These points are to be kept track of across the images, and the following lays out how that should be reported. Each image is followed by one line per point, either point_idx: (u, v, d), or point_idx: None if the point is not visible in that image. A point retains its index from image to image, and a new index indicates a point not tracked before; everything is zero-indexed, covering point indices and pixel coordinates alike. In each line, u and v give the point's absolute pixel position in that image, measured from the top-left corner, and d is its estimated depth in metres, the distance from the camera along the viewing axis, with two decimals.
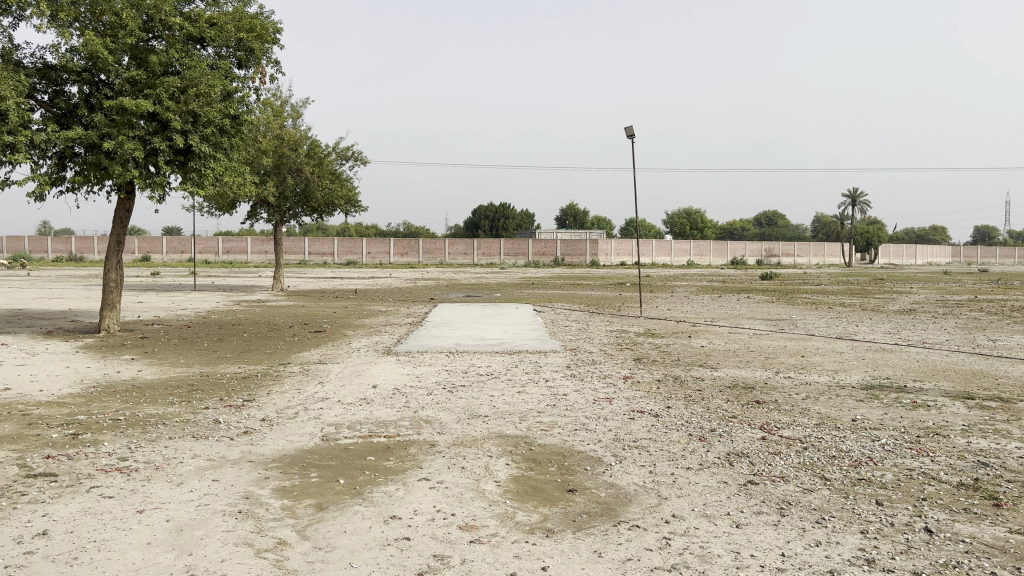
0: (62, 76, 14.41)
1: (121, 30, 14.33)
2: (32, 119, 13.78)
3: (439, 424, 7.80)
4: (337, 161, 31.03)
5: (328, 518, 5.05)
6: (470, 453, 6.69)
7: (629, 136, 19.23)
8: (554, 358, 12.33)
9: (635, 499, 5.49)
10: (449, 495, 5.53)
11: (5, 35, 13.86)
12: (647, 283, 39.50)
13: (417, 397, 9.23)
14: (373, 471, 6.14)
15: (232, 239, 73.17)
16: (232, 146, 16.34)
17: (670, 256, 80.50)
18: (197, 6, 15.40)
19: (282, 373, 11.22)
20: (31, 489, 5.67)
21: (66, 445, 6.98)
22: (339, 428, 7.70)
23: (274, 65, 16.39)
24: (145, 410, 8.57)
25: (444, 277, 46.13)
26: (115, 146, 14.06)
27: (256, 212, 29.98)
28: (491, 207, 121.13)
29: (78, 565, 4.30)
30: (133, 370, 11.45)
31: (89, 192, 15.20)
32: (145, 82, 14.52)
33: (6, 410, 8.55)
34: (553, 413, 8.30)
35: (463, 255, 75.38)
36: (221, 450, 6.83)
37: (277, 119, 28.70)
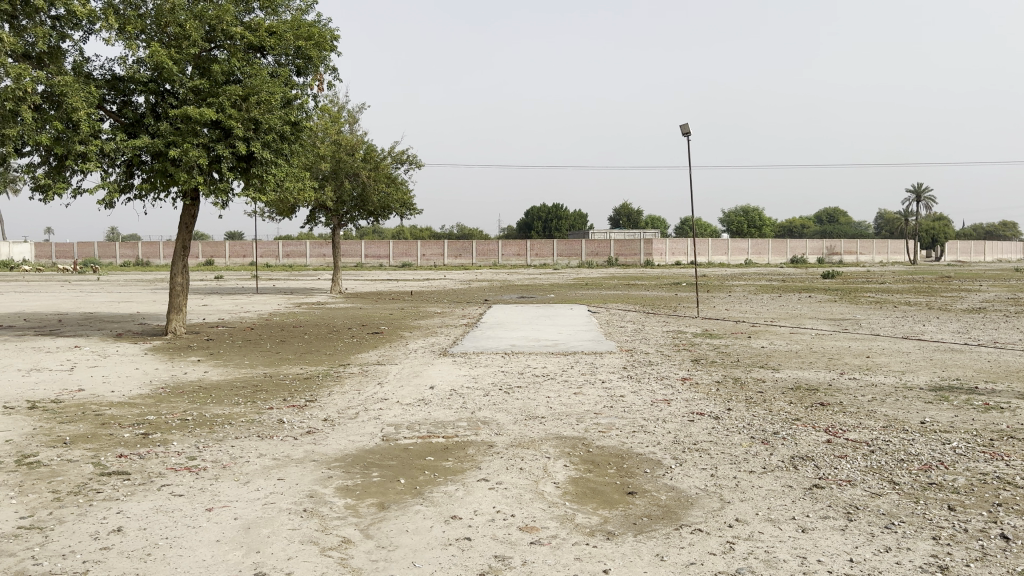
0: (129, 87, 14.91)
1: (185, 41, 14.74)
2: (102, 129, 14.28)
3: (496, 425, 7.83)
4: (393, 165, 31.42)
5: (390, 517, 5.11)
6: (529, 454, 6.69)
7: (684, 134, 18.96)
8: (610, 359, 12.27)
9: (697, 503, 5.41)
10: (508, 495, 5.55)
11: (76, 48, 14.40)
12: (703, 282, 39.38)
13: (474, 398, 9.27)
14: (433, 471, 6.20)
15: (292, 243, 74.80)
16: (293, 152, 16.68)
17: (726, 256, 79.45)
18: (258, 15, 15.74)
19: (342, 373, 11.43)
20: (105, 487, 5.87)
21: (137, 444, 7.22)
22: (398, 428, 7.78)
23: (331, 71, 16.67)
24: (212, 410, 8.79)
25: (499, 278, 46.40)
26: (180, 154, 14.50)
27: (314, 216, 30.55)
28: (544, 207, 120.98)
29: (151, 561, 4.44)
30: (200, 371, 11.80)
31: (156, 199, 15.69)
32: (208, 91, 14.91)
33: (81, 410, 8.89)
34: (610, 414, 8.24)
35: (516, 256, 75.56)
36: (284, 450, 6.97)
37: (335, 124, 29.23)
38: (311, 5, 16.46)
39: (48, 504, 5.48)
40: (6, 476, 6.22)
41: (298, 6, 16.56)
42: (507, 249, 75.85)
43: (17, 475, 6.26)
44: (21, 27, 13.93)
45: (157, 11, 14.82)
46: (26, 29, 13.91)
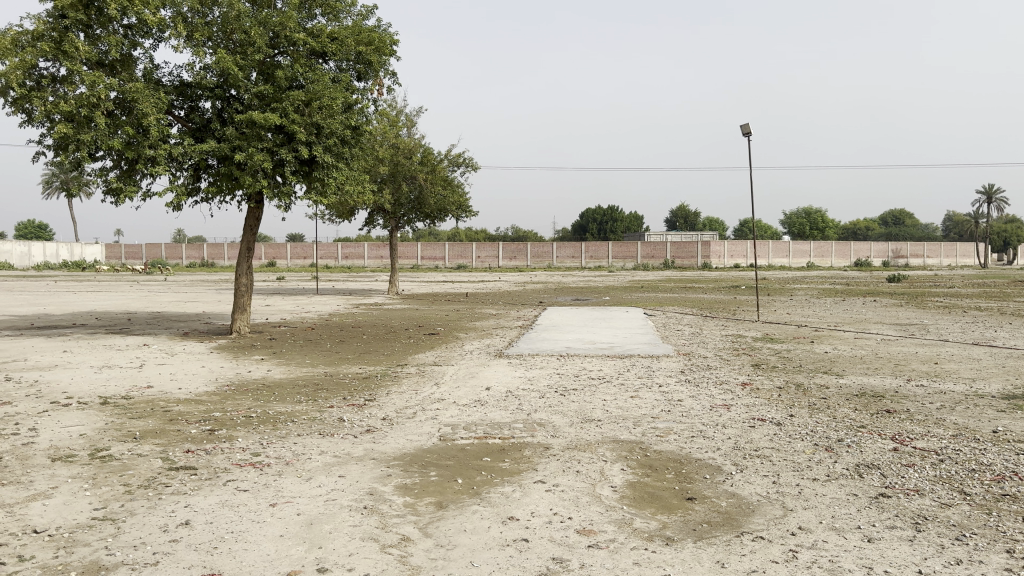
0: (196, 93, 15.37)
1: (250, 48, 15.12)
2: (170, 134, 14.74)
3: (552, 427, 7.82)
4: (449, 168, 31.68)
5: (448, 516, 5.16)
6: (585, 457, 6.67)
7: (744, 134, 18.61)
8: (667, 363, 12.13)
9: (759, 510, 5.32)
10: (566, 498, 5.53)
11: (146, 56, 14.91)
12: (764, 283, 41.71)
13: (530, 399, 9.28)
14: (490, 472, 6.22)
15: (351, 245, 76.05)
16: (353, 156, 16.98)
17: (788, 258, 77.87)
18: (320, 21, 16.04)
19: (399, 374, 11.55)
20: (173, 481, 6.06)
21: (204, 440, 7.43)
22: (455, 429, 7.84)
23: (391, 76, 16.91)
24: (274, 408, 9.00)
25: (555, 281, 46.32)
26: (246, 158, 14.89)
27: (373, 219, 31.01)
28: (599, 210, 120.30)
29: (217, 554, 4.57)
30: (263, 369, 12.07)
31: (222, 202, 16.12)
32: (272, 96, 15.25)
33: (150, 406, 9.19)
34: (668, 419, 8.16)
35: (571, 259, 75.37)
36: (345, 448, 7.09)
37: (393, 128, 29.62)
38: (371, 11, 16.69)
39: (120, 497, 5.68)
40: (81, 469, 6.47)
41: (359, 12, 16.82)
42: (562, 251, 75.73)
43: (91, 467, 6.51)
44: (95, 36, 14.47)
45: (223, 19, 15.24)
46: (100, 38, 14.45)
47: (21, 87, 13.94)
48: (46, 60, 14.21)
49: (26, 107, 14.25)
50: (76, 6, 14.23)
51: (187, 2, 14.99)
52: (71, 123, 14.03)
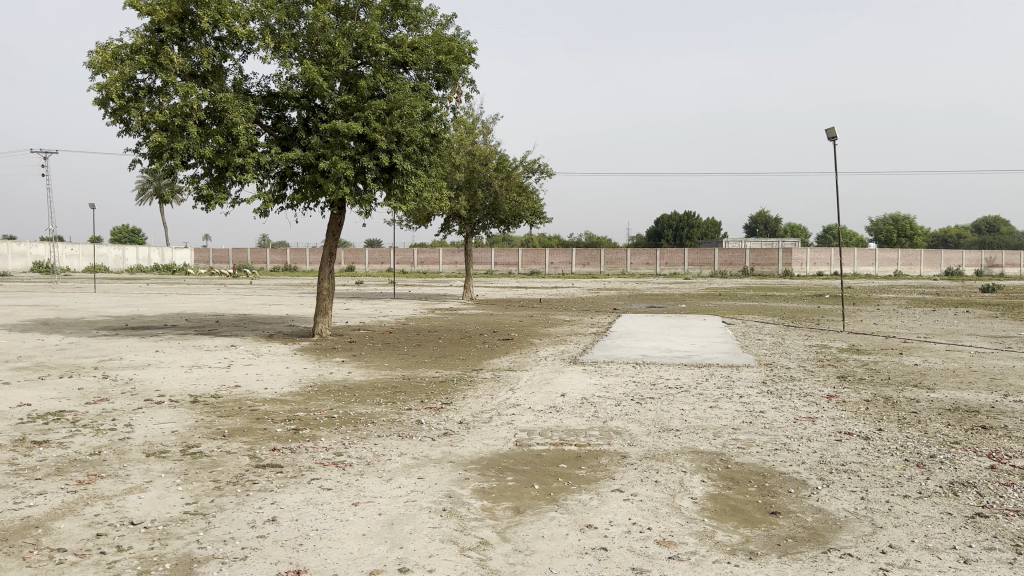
0: (283, 102, 15.90)
1: (334, 58, 15.54)
2: (258, 143, 15.28)
3: (629, 436, 7.76)
4: (524, 174, 31.83)
5: (525, 522, 5.17)
6: (664, 467, 6.59)
7: (829, 137, 18.07)
8: (748, 373, 11.86)
9: (846, 526, 5.15)
10: (645, 508, 5.48)
11: (237, 67, 15.48)
12: (853, 292, 41.49)
13: (607, 407, 9.22)
14: (567, 479, 6.21)
15: (426, 250, 77.21)
16: (432, 163, 17.25)
17: (874, 267, 75.22)
18: (401, 31, 16.38)
19: (475, 378, 11.64)
20: (260, 478, 6.27)
21: (289, 439, 7.65)
22: (531, 434, 7.86)
23: (469, 84, 17.13)
24: (355, 409, 9.20)
25: (630, 288, 46.02)
26: (329, 166, 15.30)
27: (448, 225, 31.40)
28: (675, 216, 118.59)
29: (303, 550, 4.70)
30: (344, 371, 12.38)
31: (306, 209, 16.61)
32: (355, 105, 15.62)
33: (238, 405, 9.52)
34: (750, 431, 7.98)
35: (646, 265, 74.61)
36: (423, 450, 7.19)
37: (470, 135, 29.94)
38: (451, 20, 16.96)
39: (210, 493, 5.89)
40: (174, 464, 6.75)
41: (439, 21, 17.11)
42: (636, 257, 75.05)
43: (183, 463, 6.78)
44: (189, 48, 15.09)
45: (309, 30, 15.72)
46: (193, 50, 15.06)
47: (120, 98, 14.67)
48: (143, 72, 14.91)
49: (124, 118, 14.98)
50: (171, 20, 14.87)
51: (274, 15, 15.53)
52: (166, 132, 14.68)
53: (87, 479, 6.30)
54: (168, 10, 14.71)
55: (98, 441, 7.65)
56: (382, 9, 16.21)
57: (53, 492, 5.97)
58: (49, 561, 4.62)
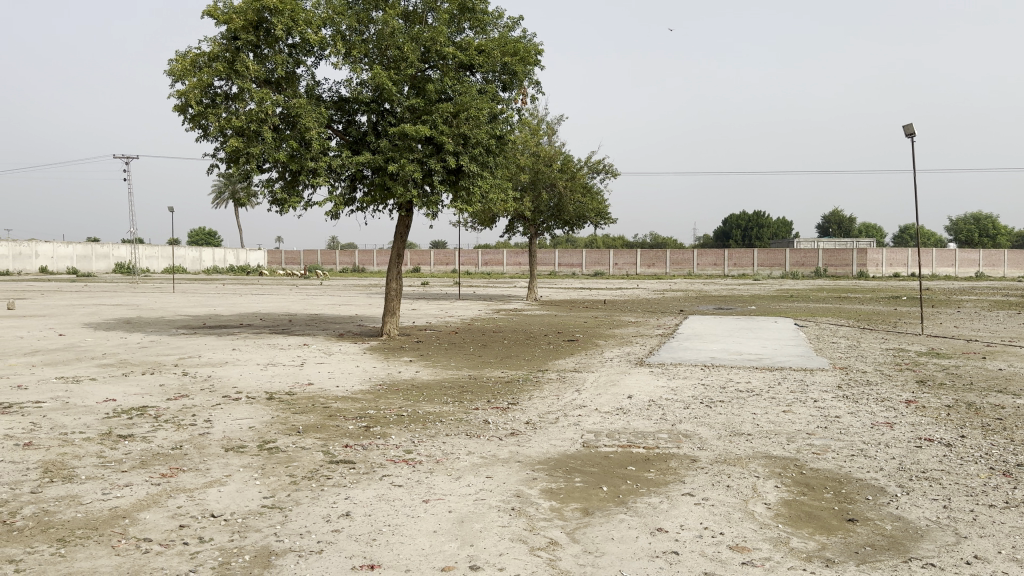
0: (353, 107, 16.23)
1: (403, 63, 15.78)
2: (330, 147, 15.62)
3: (699, 439, 7.66)
4: (589, 175, 31.72)
5: (595, 523, 5.17)
6: (736, 472, 6.49)
7: (907, 134, 17.48)
8: (822, 376, 11.57)
9: (928, 536, 4.99)
10: (717, 513, 5.41)
11: (309, 73, 15.87)
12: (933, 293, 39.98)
13: (675, 410, 9.12)
14: (635, 481, 6.18)
15: (491, 251, 77.71)
16: (498, 165, 17.36)
17: (954, 267, 72.36)
18: (468, 34, 16.53)
19: (541, 379, 11.67)
20: (334, 474, 6.42)
21: (360, 436, 7.82)
22: (598, 436, 7.84)
23: (535, 85, 17.18)
24: (424, 408, 9.34)
25: (696, 289, 45.45)
26: (398, 169, 15.55)
27: (513, 226, 31.53)
28: (743, 216, 116.28)
29: (377, 545, 4.80)
30: (412, 370, 12.56)
31: (375, 211, 16.92)
32: (423, 109, 15.84)
33: (311, 401, 9.77)
34: (825, 436, 7.79)
35: (713, 266, 73.42)
36: (491, 449, 7.25)
37: (534, 137, 30.01)
38: (517, 22, 17.03)
39: (287, 487, 6.07)
40: (251, 459, 6.98)
41: (505, 23, 17.20)
42: (703, 258, 73.94)
43: (260, 458, 7.00)
44: (263, 55, 15.52)
45: (379, 35, 16.01)
46: (268, 57, 15.49)
47: (199, 105, 15.21)
48: (220, 79, 15.43)
49: (202, 124, 15.51)
50: (247, 28, 15.31)
51: (345, 21, 15.89)
52: (242, 137, 15.15)
53: (170, 472, 6.56)
54: (244, 19, 15.16)
55: (179, 435, 7.95)
56: (449, 13, 16.39)
57: (139, 484, 6.24)
58: (137, 550, 4.84)
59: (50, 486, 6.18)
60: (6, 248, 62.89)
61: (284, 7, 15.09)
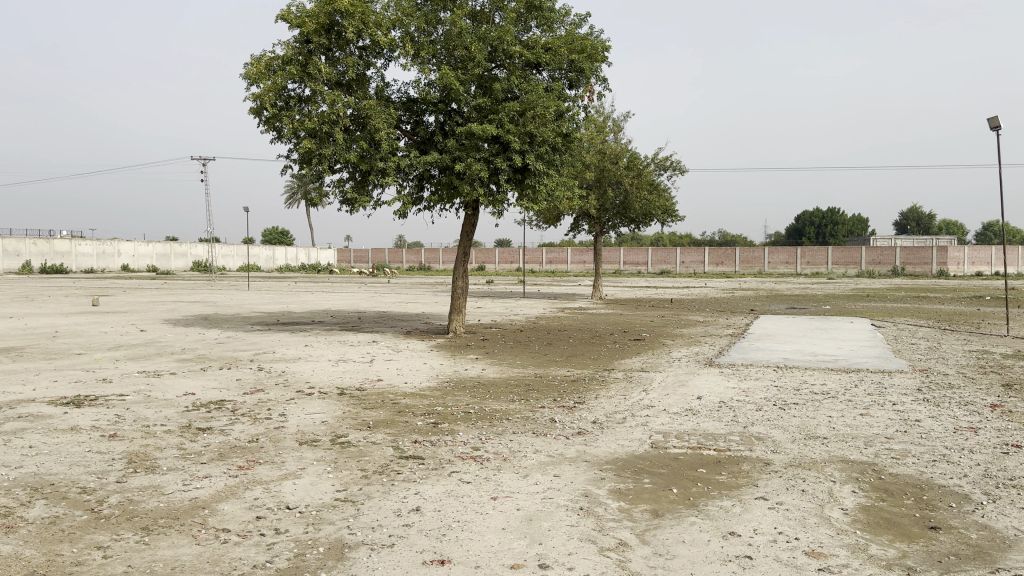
0: (422, 108, 16.43)
1: (470, 63, 15.89)
2: (398, 147, 15.86)
3: (772, 442, 7.50)
4: (656, 172, 31.35)
5: (665, 525, 5.11)
6: (811, 476, 6.33)
7: (993, 126, 16.70)
8: (901, 379, 11.16)
9: (1017, 546, 4.76)
10: (791, 517, 5.28)
11: (379, 74, 16.13)
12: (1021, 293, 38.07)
13: (746, 412, 8.94)
14: (706, 484, 6.08)
15: (556, 250, 77.66)
16: (564, 163, 17.33)
17: None
18: (535, 33, 16.54)
19: (607, 378, 11.60)
20: (404, 469, 6.51)
21: (429, 433, 7.91)
22: (667, 437, 7.75)
23: (602, 82, 17.07)
24: (490, 406, 9.39)
25: (767, 288, 44.48)
26: (464, 168, 15.67)
27: (578, 224, 31.42)
28: (815, 213, 113.22)
29: (447, 541, 4.85)
30: (478, 368, 12.64)
31: (442, 210, 17.09)
32: (490, 108, 15.91)
33: (380, 398, 9.92)
34: (904, 440, 7.52)
35: (784, 264, 71.66)
36: (558, 448, 7.24)
37: (600, 134, 29.82)
38: (584, 20, 16.95)
39: (358, 481, 6.19)
40: (324, 452, 7.14)
41: (572, 21, 17.13)
42: (774, 256, 72.23)
43: (333, 452, 7.16)
44: (335, 58, 15.84)
45: (446, 36, 16.15)
46: (339, 60, 15.81)
47: (273, 107, 15.62)
48: (294, 82, 15.81)
49: (276, 126, 15.95)
50: (319, 31, 15.64)
51: (414, 22, 16.10)
52: (314, 139, 15.50)
53: (248, 464, 6.77)
54: (316, 22, 15.48)
55: (255, 429, 8.19)
56: (517, 12, 16.43)
57: (218, 475, 6.45)
58: (216, 540, 5.00)
59: (135, 476, 6.44)
60: (91, 247, 65.87)
61: (356, 10, 15.37)
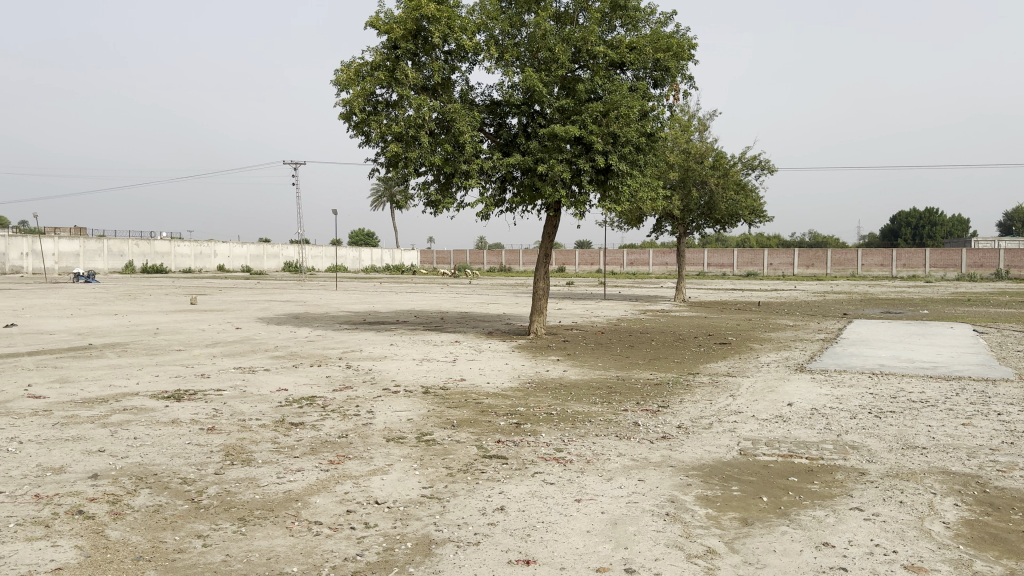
0: (505, 110, 16.54)
1: (554, 64, 15.90)
2: (482, 149, 16.01)
3: (867, 451, 7.22)
4: (743, 171, 30.64)
5: (754, 534, 4.99)
6: (910, 487, 6.07)
7: None
8: (1008, 388, 10.57)
9: None
10: (888, 530, 5.08)
11: (464, 78, 16.32)
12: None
13: (840, 419, 8.64)
14: (798, 493, 5.91)
15: (637, 251, 76.89)
16: (647, 163, 17.14)
17: None
18: (620, 32, 16.42)
19: (692, 382, 11.40)
20: (488, 468, 6.57)
21: (513, 433, 7.95)
22: (756, 444, 7.56)
23: (688, 80, 16.81)
24: (573, 407, 9.37)
25: (860, 291, 42.89)
26: (547, 169, 15.69)
27: (661, 225, 31.04)
28: (912, 213, 108.49)
29: (532, 541, 4.87)
30: (560, 370, 12.64)
31: (525, 212, 17.17)
32: (573, 109, 15.90)
33: (464, 397, 10.04)
34: (1012, 453, 7.12)
35: (878, 267, 68.93)
36: (643, 452, 7.17)
37: (685, 133, 29.33)
38: (670, 17, 16.73)
39: (444, 478, 6.29)
40: (410, 450, 7.27)
41: (658, 19, 16.94)
42: (867, 258, 69.55)
43: (418, 449, 7.28)
44: (421, 63, 16.12)
45: (530, 38, 16.20)
46: (425, 65, 16.07)
47: (362, 112, 16.02)
48: (382, 87, 16.16)
49: (365, 130, 16.35)
50: (407, 37, 15.93)
51: (498, 26, 16.23)
52: (401, 143, 15.82)
53: (337, 459, 6.96)
54: (404, 28, 15.77)
55: (344, 425, 8.42)
56: (601, 12, 16.35)
57: (309, 469, 6.66)
58: (308, 532, 5.16)
59: (232, 469, 6.71)
60: (188, 248, 68.97)
61: (442, 15, 15.60)
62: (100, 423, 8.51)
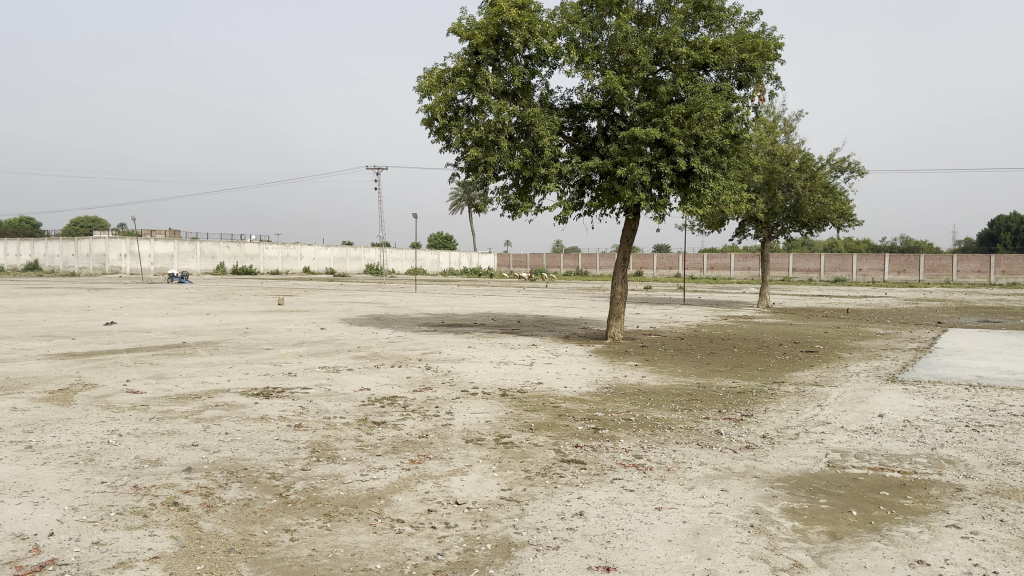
0: (585, 113, 16.49)
1: (634, 67, 15.77)
2: (561, 153, 15.99)
3: (965, 466, 6.88)
4: (832, 173, 29.69)
5: (843, 549, 4.82)
6: (1011, 505, 5.75)
7: None
8: None
9: None
10: (988, 549, 4.83)
11: (543, 82, 16.35)
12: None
13: (935, 432, 8.26)
14: (889, 508, 5.68)
15: (717, 256, 75.47)
16: (731, 166, 16.79)
17: None
18: (703, 33, 16.17)
19: (777, 391, 11.10)
20: (567, 473, 6.56)
21: (591, 438, 7.91)
22: (844, 456, 7.31)
23: (774, 80, 16.42)
24: (652, 414, 9.25)
25: (959, 299, 40.97)
26: (627, 172, 15.56)
27: (744, 229, 30.39)
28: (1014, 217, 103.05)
29: (611, 548, 4.83)
30: (639, 375, 12.51)
31: (603, 215, 17.07)
32: (654, 111, 15.72)
33: (541, 400, 10.05)
34: None
35: (976, 273, 65.67)
36: (725, 461, 7.02)
37: (770, 135, 28.62)
38: (756, 17, 16.38)
39: (523, 481, 6.30)
40: (489, 452, 7.32)
41: (743, 19, 16.61)
42: (964, 264, 66.38)
43: (497, 452, 7.33)
44: (502, 68, 16.24)
45: (611, 41, 16.12)
46: (506, 69, 16.18)
47: (443, 118, 16.25)
48: (463, 93, 16.35)
49: (446, 135, 16.58)
50: (487, 43, 16.07)
51: (579, 29, 16.22)
52: (480, 147, 15.97)
53: (418, 459, 7.07)
54: (485, 34, 15.92)
55: (425, 425, 8.55)
56: (684, 13, 16.14)
57: (391, 468, 6.78)
58: (391, 530, 5.25)
59: (317, 465, 6.90)
60: (276, 250, 71.32)
61: (523, 20, 15.68)
62: (193, 418, 8.89)
